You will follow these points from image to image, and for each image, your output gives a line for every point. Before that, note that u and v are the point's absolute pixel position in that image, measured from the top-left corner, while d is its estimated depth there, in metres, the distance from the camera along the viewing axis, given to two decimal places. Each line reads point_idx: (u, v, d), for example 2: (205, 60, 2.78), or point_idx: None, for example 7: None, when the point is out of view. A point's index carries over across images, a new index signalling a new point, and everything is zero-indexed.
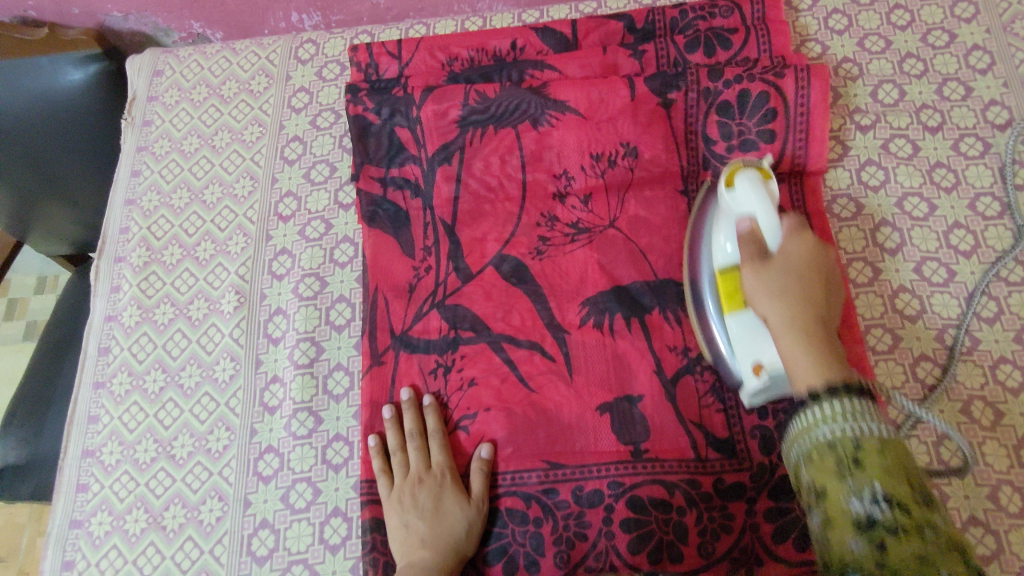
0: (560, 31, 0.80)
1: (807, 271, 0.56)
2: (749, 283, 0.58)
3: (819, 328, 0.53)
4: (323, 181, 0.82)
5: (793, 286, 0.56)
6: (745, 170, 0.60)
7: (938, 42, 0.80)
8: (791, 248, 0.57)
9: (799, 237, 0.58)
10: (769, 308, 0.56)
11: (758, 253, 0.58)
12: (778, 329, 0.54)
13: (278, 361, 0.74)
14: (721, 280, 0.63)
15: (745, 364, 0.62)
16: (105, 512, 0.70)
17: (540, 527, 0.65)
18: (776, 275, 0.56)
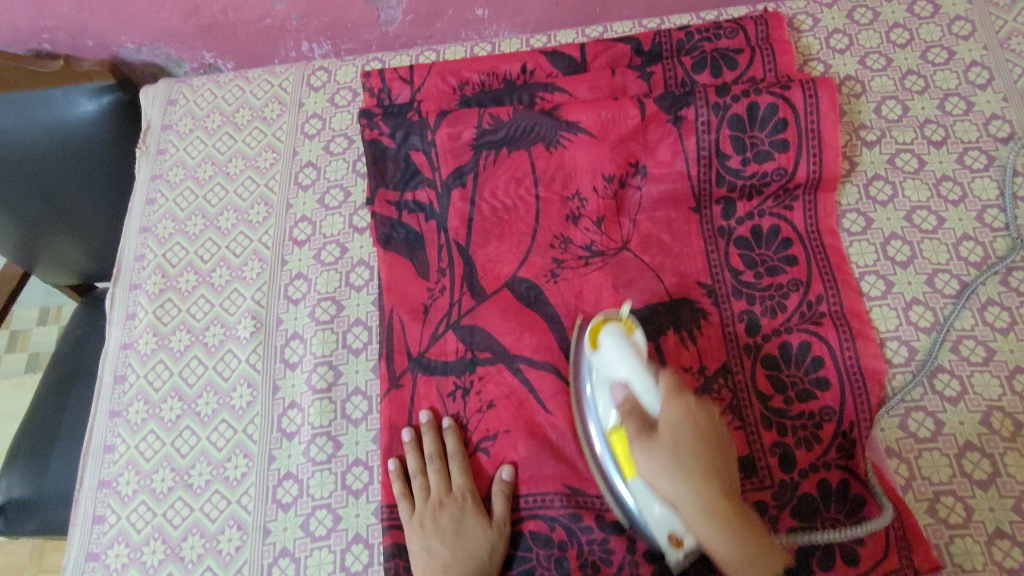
0: (569, 54, 0.82)
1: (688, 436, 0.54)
2: (641, 462, 0.55)
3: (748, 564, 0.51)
4: (337, 206, 0.83)
5: (677, 454, 0.53)
6: (608, 326, 0.63)
7: (938, 59, 0.81)
8: (667, 421, 0.55)
9: (671, 402, 0.56)
10: (699, 528, 0.52)
11: (640, 426, 0.57)
12: (691, 517, 0.52)
13: (295, 387, 0.74)
14: (615, 441, 0.61)
15: (662, 535, 0.59)
16: (122, 544, 0.70)
17: (565, 551, 0.63)
18: (659, 452, 0.54)
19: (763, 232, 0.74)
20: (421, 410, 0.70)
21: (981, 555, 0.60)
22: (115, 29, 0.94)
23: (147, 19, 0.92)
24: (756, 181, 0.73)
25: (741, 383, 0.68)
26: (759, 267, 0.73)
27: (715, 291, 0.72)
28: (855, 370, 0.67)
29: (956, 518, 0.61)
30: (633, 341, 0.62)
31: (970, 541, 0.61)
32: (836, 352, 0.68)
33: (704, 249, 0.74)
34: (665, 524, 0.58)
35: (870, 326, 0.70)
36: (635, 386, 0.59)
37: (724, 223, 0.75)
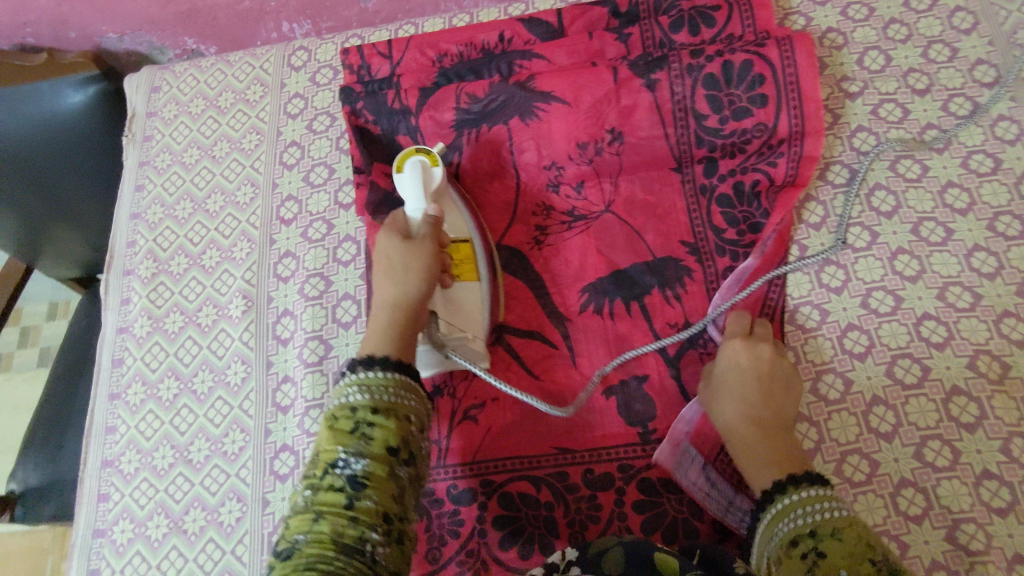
0: (545, 20, 0.81)
1: (398, 258, 0.63)
2: (378, 249, 0.65)
3: (405, 309, 0.61)
4: (322, 183, 0.84)
5: (383, 268, 0.64)
6: (415, 158, 0.70)
7: (921, 6, 0.80)
8: (381, 242, 0.65)
9: (385, 237, 0.65)
10: (387, 283, 0.62)
11: (407, 231, 0.65)
12: (384, 303, 0.62)
13: (288, 362, 0.75)
14: (456, 251, 0.69)
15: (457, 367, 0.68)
16: (126, 520, 0.71)
17: (553, 510, 0.65)
18: (387, 249, 0.64)
19: (746, 190, 0.74)
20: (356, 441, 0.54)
21: (968, 497, 0.60)
22: (96, 19, 0.94)
23: (127, 7, 0.93)
24: (736, 139, 0.72)
25: None
26: (742, 225, 0.73)
27: (698, 250, 0.73)
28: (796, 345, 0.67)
29: (944, 462, 0.62)
30: (432, 172, 0.70)
31: (958, 484, 0.61)
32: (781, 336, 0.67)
33: (685, 208, 0.75)
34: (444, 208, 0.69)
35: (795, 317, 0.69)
36: (411, 194, 0.68)
37: (706, 182, 0.75)
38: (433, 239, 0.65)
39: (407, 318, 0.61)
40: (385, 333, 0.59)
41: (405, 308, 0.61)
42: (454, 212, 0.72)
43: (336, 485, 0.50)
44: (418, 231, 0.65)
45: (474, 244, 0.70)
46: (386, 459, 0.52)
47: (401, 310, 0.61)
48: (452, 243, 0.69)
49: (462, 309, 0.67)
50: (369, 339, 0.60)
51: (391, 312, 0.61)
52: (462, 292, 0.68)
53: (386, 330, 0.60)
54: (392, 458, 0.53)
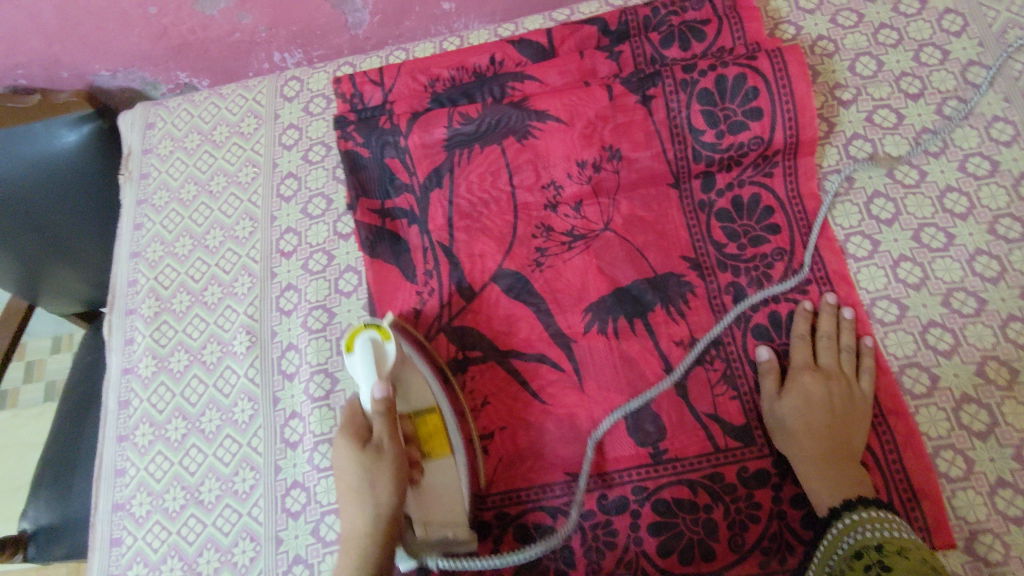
0: (535, 40, 0.81)
1: (357, 484, 0.58)
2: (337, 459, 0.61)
3: (380, 536, 0.57)
4: (320, 215, 0.84)
5: (347, 496, 0.58)
6: (363, 337, 0.65)
7: (910, 10, 0.80)
8: (342, 463, 0.59)
9: (350, 454, 0.59)
10: (353, 513, 0.58)
11: (363, 432, 0.61)
12: (347, 541, 0.58)
13: (295, 397, 0.75)
14: (425, 423, 0.66)
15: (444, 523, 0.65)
16: (140, 564, 0.71)
17: (569, 539, 0.65)
18: (348, 458, 0.59)
19: (745, 202, 0.74)
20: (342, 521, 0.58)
21: (984, 507, 0.60)
22: (88, 58, 0.95)
23: (118, 45, 0.93)
24: (734, 153, 0.72)
25: (733, 354, 0.69)
26: (742, 238, 0.73)
27: (700, 266, 0.73)
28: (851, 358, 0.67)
29: (958, 472, 0.61)
30: (383, 354, 0.65)
31: (974, 493, 0.61)
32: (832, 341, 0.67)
33: (685, 224, 0.74)
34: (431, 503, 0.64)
35: (884, 354, 0.67)
36: (363, 389, 0.64)
37: (704, 197, 0.75)
38: (394, 441, 0.61)
39: (379, 540, 0.57)
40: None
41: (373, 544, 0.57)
42: (415, 377, 0.67)
43: None
44: (378, 432, 0.61)
45: (442, 412, 0.67)
46: None
47: (376, 543, 0.57)
48: (412, 416, 0.66)
49: (433, 491, 0.64)
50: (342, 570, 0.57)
51: (352, 553, 0.57)
52: (433, 476, 0.64)
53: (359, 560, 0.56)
54: None
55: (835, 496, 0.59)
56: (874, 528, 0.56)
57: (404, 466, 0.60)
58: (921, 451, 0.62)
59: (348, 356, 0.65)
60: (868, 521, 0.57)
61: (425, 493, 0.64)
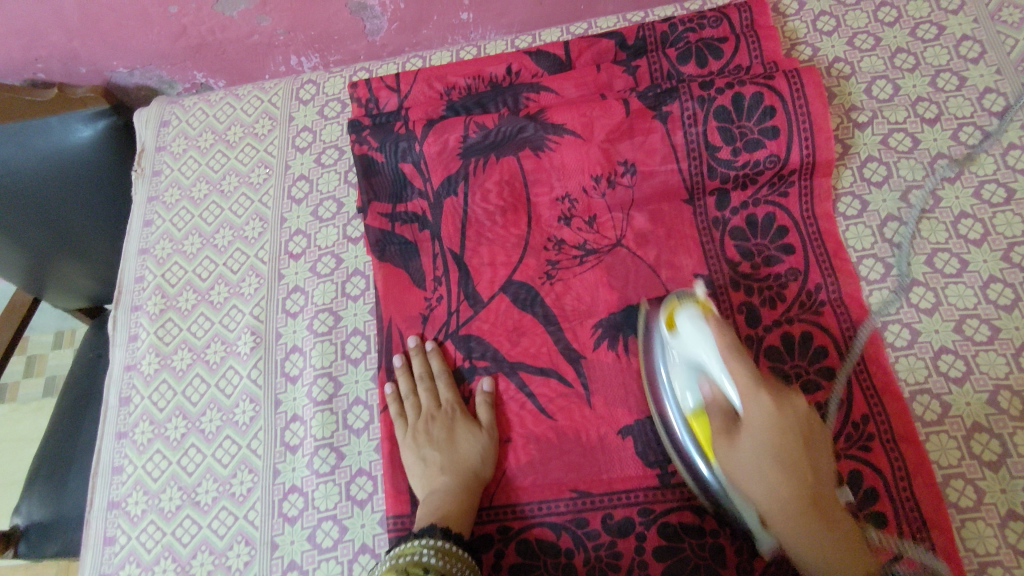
0: (552, 53, 0.81)
1: (775, 438, 0.52)
2: (725, 459, 0.56)
3: (792, 427, 0.53)
4: (330, 218, 0.83)
5: (772, 452, 0.52)
6: (685, 309, 0.60)
7: (928, 35, 0.81)
8: (755, 415, 0.53)
9: (759, 399, 0.53)
10: (752, 405, 0.53)
11: (731, 421, 0.56)
12: (772, 520, 0.53)
13: (297, 400, 0.74)
14: (696, 426, 0.60)
15: (745, 510, 0.58)
16: (133, 564, 0.70)
17: (571, 558, 0.64)
18: (749, 452, 0.54)
19: (759, 221, 0.74)
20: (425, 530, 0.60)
21: (994, 538, 0.59)
22: (106, 54, 0.95)
23: (137, 43, 0.93)
24: (749, 171, 0.72)
25: None
26: (756, 257, 0.72)
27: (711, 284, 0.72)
28: (866, 384, 0.65)
29: (968, 503, 0.60)
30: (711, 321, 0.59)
31: (982, 525, 0.59)
32: (844, 366, 0.66)
33: (698, 240, 0.74)
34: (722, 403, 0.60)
35: (896, 380, 0.66)
36: (714, 369, 0.56)
37: (718, 214, 0.75)
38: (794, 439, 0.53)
39: (813, 497, 0.52)
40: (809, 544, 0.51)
41: (794, 432, 0.53)
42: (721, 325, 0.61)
43: (444, 549, 0.58)
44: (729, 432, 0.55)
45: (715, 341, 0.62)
46: (449, 540, 0.59)
47: (800, 470, 0.52)
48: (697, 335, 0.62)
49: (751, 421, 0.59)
50: (802, 542, 0.52)
51: (780, 486, 0.52)
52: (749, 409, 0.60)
53: (795, 469, 0.52)
54: None
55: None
56: None
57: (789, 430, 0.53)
58: (931, 477, 0.61)
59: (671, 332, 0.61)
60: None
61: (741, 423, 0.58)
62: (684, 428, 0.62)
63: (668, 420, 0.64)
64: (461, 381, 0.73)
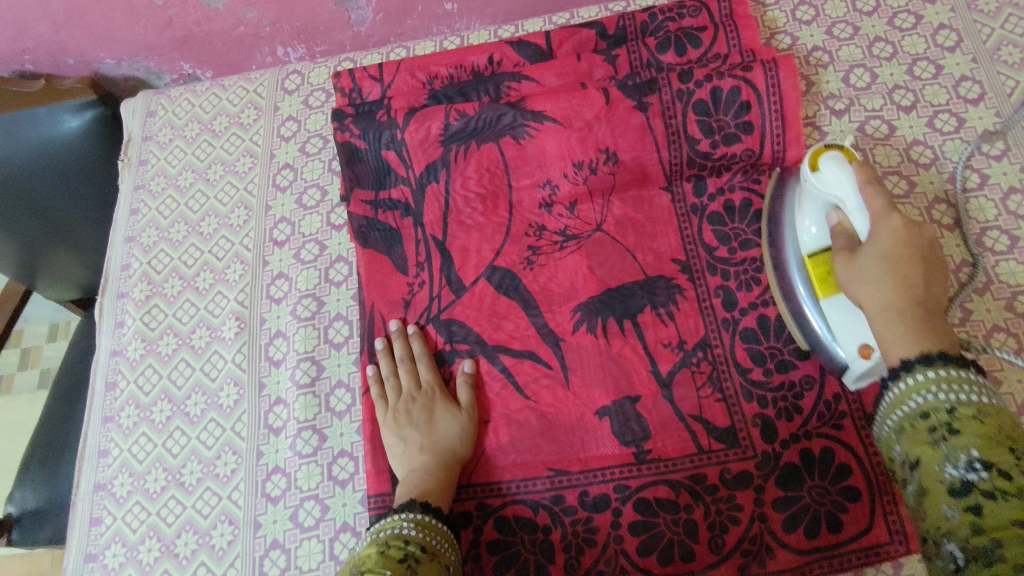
0: (534, 42, 0.83)
1: (899, 250, 0.54)
2: (842, 272, 0.58)
3: (916, 246, 0.54)
4: (315, 205, 0.84)
5: (891, 263, 0.54)
6: (829, 152, 0.60)
7: (905, 24, 0.82)
8: (882, 231, 0.55)
9: (889, 220, 0.55)
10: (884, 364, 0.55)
11: (855, 248, 0.58)
12: (874, 311, 0.55)
13: (280, 384, 0.75)
14: (812, 267, 0.63)
15: (851, 348, 0.61)
16: (118, 544, 0.71)
17: (550, 534, 0.65)
18: (868, 261, 0.55)
19: (736, 206, 0.75)
20: (404, 505, 0.61)
21: None
22: (93, 46, 0.96)
23: (123, 33, 0.94)
24: (724, 162, 0.74)
25: (720, 357, 0.69)
26: (733, 242, 0.74)
27: (689, 268, 0.73)
28: None
29: None
30: (856, 164, 0.59)
31: None
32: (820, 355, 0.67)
33: (677, 226, 0.75)
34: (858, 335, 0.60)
35: None
36: (848, 204, 0.58)
37: (696, 201, 0.76)
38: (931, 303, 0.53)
39: (922, 304, 0.53)
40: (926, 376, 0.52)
41: (919, 247, 0.54)
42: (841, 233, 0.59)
43: (422, 523, 0.60)
44: (840, 241, 0.59)
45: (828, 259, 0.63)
46: (427, 514, 0.61)
47: (913, 262, 0.54)
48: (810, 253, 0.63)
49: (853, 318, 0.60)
50: (884, 324, 0.54)
51: (889, 274, 0.54)
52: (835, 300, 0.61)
53: (905, 271, 0.54)
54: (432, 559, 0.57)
55: (914, 352, 0.51)
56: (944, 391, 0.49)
57: (914, 246, 0.54)
58: None
59: (812, 174, 0.61)
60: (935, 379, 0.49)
61: (841, 280, 0.58)
62: (800, 266, 0.65)
63: (783, 262, 0.68)
64: (442, 363, 0.73)
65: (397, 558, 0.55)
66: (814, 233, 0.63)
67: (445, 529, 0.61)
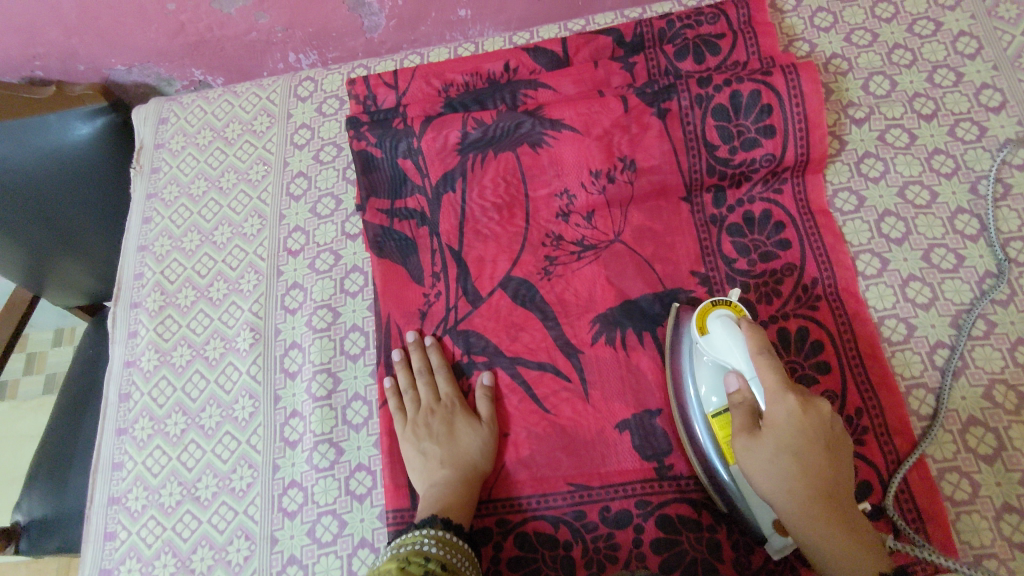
0: (550, 49, 0.82)
1: (801, 440, 0.53)
2: (744, 458, 0.55)
3: (820, 434, 0.54)
4: (329, 214, 0.84)
5: (798, 470, 0.53)
6: (717, 312, 0.60)
7: (925, 31, 0.81)
8: (781, 416, 0.54)
9: (786, 400, 0.54)
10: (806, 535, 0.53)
11: (753, 422, 0.56)
12: (792, 517, 0.53)
13: (296, 396, 0.75)
14: (717, 427, 0.61)
15: (753, 488, 0.59)
16: (133, 559, 0.71)
17: (570, 550, 0.65)
18: (766, 455, 0.54)
19: (756, 217, 0.74)
20: (427, 520, 0.61)
21: (988, 531, 0.59)
22: (105, 52, 0.95)
23: (135, 40, 0.93)
24: (745, 169, 0.73)
25: None
26: (753, 253, 0.73)
27: (708, 279, 0.72)
28: (863, 380, 0.65)
29: (964, 496, 0.61)
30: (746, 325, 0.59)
31: (978, 518, 0.60)
32: (844, 370, 0.66)
33: (696, 237, 0.74)
34: (767, 515, 0.58)
35: (894, 375, 0.66)
36: (744, 372, 0.57)
37: (715, 211, 0.75)
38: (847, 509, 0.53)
39: (830, 498, 0.53)
40: (832, 530, 0.52)
41: (819, 437, 0.54)
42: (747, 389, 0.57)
43: (444, 539, 0.59)
44: (738, 424, 0.56)
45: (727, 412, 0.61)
46: (448, 531, 0.60)
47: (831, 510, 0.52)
48: (714, 416, 0.61)
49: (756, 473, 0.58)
50: (825, 540, 0.52)
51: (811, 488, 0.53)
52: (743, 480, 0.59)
53: (812, 471, 0.53)
54: (453, 573, 0.56)
55: (858, 567, 0.50)
56: None
57: (823, 470, 0.53)
58: (925, 471, 0.61)
59: (702, 337, 0.60)
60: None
61: (744, 467, 0.55)
62: (701, 423, 0.62)
63: (683, 400, 0.64)
64: (460, 376, 0.73)
65: (417, 569, 0.54)
66: (715, 400, 0.61)
67: (467, 548, 0.61)
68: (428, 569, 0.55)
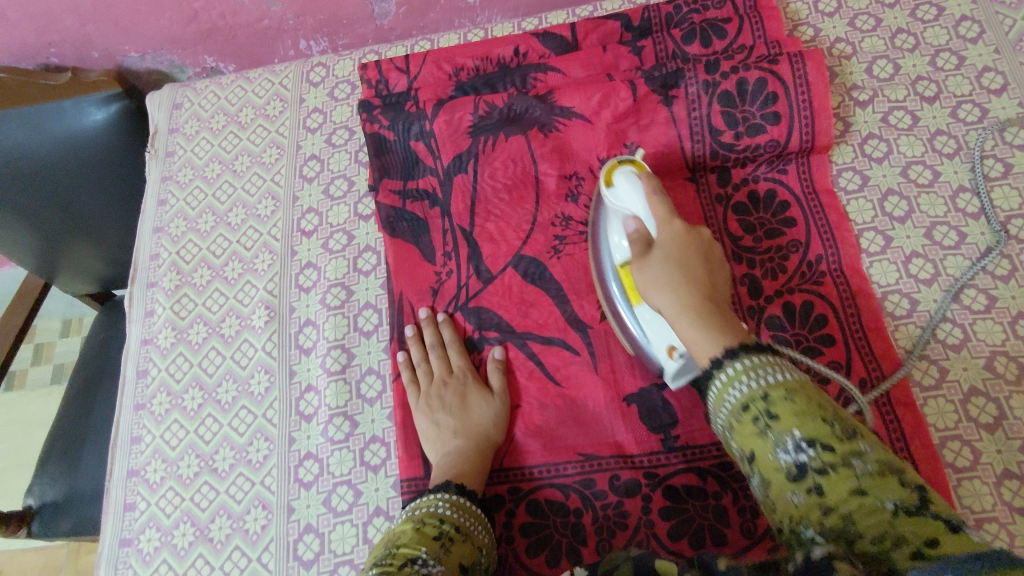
0: (560, 34, 0.83)
1: (685, 259, 0.55)
2: (636, 279, 0.57)
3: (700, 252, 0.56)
4: (342, 196, 0.85)
5: (678, 266, 0.54)
6: (622, 167, 0.63)
7: (927, 16, 0.83)
8: (664, 237, 0.57)
9: (670, 225, 0.57)
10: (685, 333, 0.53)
11: (644, 247, 0.58)
12: (674, 314, 0.53)
13: (311, 371, 0.76)
14: (625, 277, 0.65)
15: (662, 350, 0.63)
16: (153, 529, 0.72)
17: (581, 518, 0.66)
18: (655, 270, 0.55)
19: (761, 197, 0.76)
20: (441, 486, 0.62)
21: (990, 497, 0.61)
22: (120, 39, 0.97)
23: (149, 27, 0.95)
24: (750, 154, 0.75)
25: None
26: (758, 231, 0.74)
27: None
28: (867, 351, 0.67)
29: (966, 463, 0.62)
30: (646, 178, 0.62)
31: (979, 484, 0.61)
32: (847, 343, 0.68)
33: (702, 216, 0.76)
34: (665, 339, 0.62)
35: (895, 346, 0.68)
36: (640, 214, 0.60)
37: (721, 191, 0.77)
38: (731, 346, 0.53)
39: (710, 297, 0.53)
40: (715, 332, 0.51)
41: (699, 258, 0.56)
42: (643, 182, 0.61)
43: (458, 504, 0.61)
44: (637, 236, 0.59)
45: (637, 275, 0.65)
46: (460, 496, 0.62)
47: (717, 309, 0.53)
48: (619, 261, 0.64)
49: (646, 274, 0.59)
50: (710, 399, 0.52)
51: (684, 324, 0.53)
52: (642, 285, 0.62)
53: (695, 280, 0.54)
54: (467, 537, 0.58)
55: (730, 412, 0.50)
56: (754, 376, 0.48)
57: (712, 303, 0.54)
58: (929, 439, 0.63)
59: (609, 190, 0.64)
60: (743, 370, 0.49)
61: (636, 274, 0.57)
62: (616, 277, 0.67)
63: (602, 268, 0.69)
64: (471, 351, 0.75)
65: (430, 533, 0.56)
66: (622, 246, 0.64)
67: (483, 515, 0.62)
68: (440, 533, 0.56)
